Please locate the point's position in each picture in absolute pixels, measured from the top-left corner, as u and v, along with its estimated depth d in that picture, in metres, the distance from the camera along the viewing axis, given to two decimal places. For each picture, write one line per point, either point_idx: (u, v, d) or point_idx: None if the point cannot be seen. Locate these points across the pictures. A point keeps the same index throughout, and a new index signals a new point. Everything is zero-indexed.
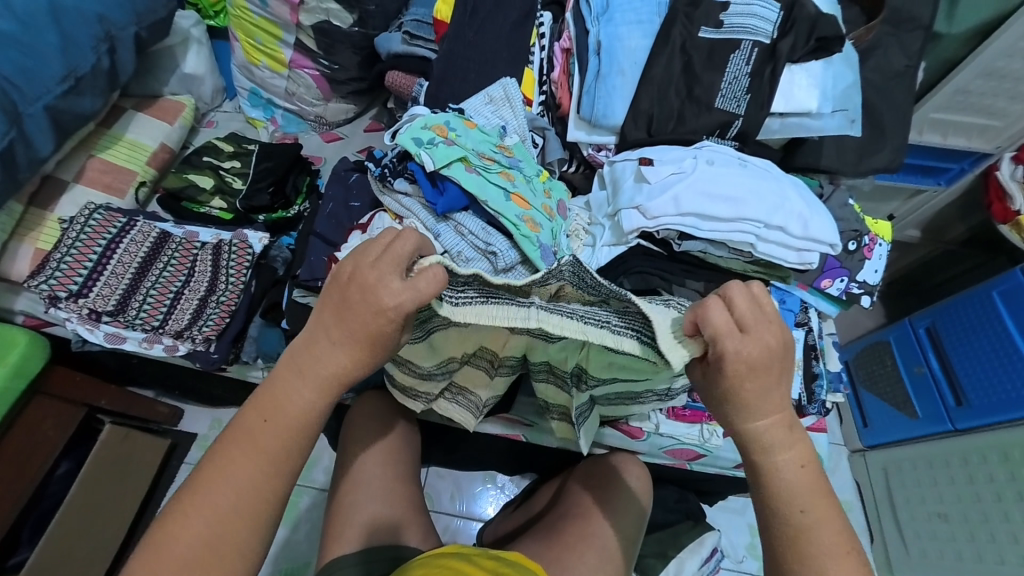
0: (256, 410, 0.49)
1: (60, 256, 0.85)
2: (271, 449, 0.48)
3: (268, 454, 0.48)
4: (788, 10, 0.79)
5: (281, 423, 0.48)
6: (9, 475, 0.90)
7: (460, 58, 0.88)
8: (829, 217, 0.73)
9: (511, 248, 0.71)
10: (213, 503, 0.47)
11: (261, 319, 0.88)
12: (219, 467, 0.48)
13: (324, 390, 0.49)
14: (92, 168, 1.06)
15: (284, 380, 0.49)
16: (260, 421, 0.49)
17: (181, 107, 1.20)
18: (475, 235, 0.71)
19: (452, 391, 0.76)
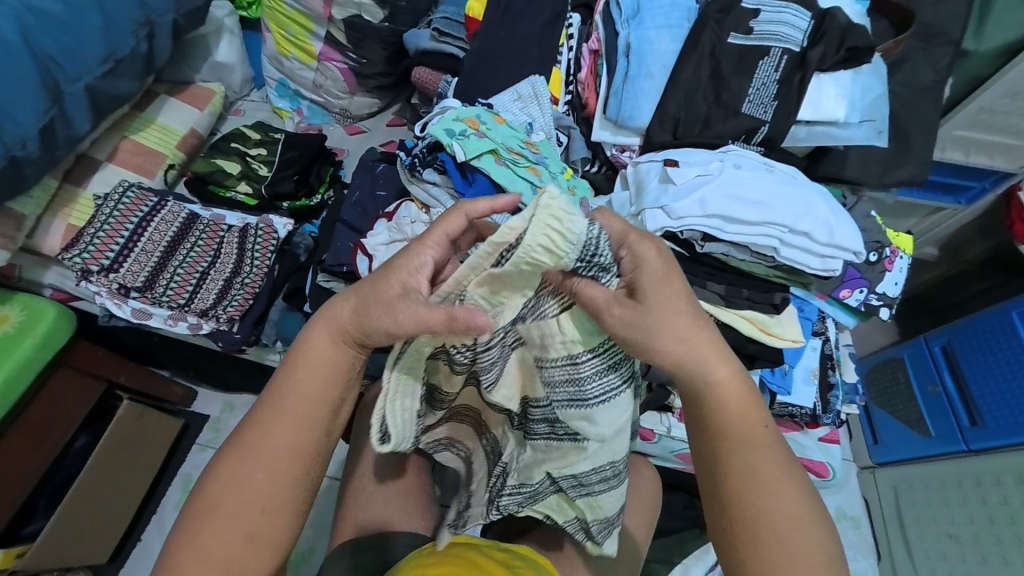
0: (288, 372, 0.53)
1: (93, 231, 0.87)
2: (306, 396, 0.53)
3: (301, 400, 0.52)
4: (818, 20, 0.80)
5: (309, 372, 0.53)
6: (29, 445, 0.92)
7: (490, 56, 0.89)
8: (854, 226, 0.73)
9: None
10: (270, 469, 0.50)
11: (283, 303, 0.90)
12: (263, 421, 0.52)
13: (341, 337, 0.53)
14: (124, 150, 1.08)
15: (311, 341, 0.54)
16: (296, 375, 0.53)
17: (211, 94, 1.23)
18: None
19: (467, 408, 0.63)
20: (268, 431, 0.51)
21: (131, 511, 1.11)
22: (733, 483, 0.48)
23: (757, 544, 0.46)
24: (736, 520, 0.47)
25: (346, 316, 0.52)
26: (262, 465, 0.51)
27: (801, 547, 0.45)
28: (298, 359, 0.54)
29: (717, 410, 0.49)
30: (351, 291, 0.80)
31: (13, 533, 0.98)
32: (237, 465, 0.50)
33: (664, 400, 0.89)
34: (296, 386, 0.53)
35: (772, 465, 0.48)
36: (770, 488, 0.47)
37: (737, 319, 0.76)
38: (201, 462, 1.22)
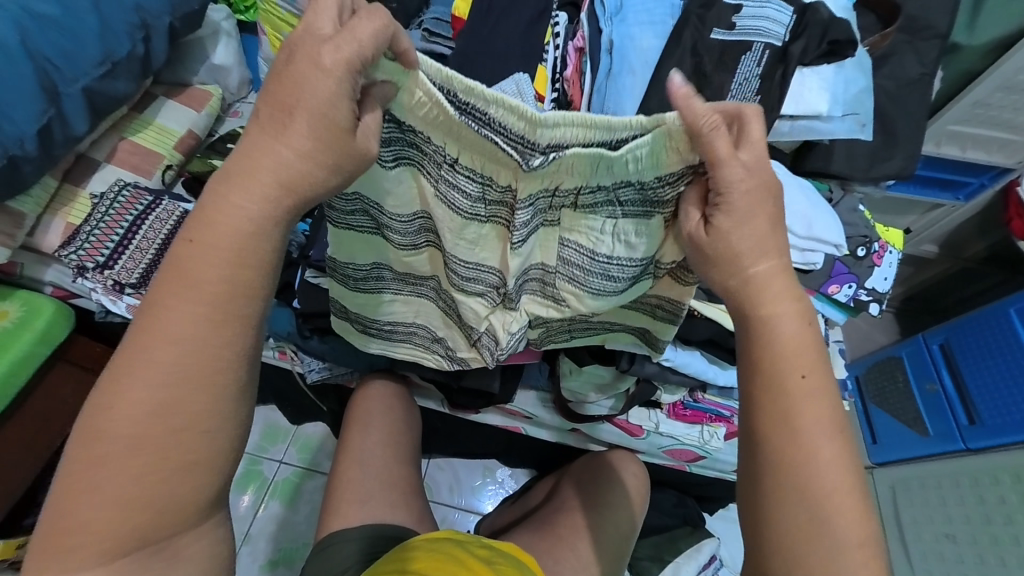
0: (190, 255, 0.44)
1: (89, 229, 0.89)
2: (223, 278, 0.44)
3: (219, 284, 0.44)
4: (800, 14, 0.80)
5: (227, 246, 0.44)
6: (28, 438, 0.94)
7: (475, 54, 0.90)
8: (833, 218, 0.71)
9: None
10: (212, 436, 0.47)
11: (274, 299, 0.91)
12: (165, 309, 0.44)
13: (271, 202, 0.44)
14: (122, 150, 1.11)
15: (224, 206, 0.44)
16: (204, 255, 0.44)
17: (208, 96, 1.26)
18: None
19: (399, 283, 0.66)
20: (177, 326, 0.44)
21: None
22: (786, 438, 0.45)
23: (807, 501, 0.44)
24: (787, 476, 0.45)
25: (281, 166, 0.43)
26: (170, 375, 0.44)
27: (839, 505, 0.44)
28: (206, 235, 0.44)
29: (768, 353, 0.46)
30: None
31: (12, 524, 1.00)
32: (129, 378, 0.43)
33: (651, 396, 0.88)
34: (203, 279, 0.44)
35: (815, 414, 0.45)
36: (812, 438, 0.45)
37: (719, 314, 0.76)
38: None
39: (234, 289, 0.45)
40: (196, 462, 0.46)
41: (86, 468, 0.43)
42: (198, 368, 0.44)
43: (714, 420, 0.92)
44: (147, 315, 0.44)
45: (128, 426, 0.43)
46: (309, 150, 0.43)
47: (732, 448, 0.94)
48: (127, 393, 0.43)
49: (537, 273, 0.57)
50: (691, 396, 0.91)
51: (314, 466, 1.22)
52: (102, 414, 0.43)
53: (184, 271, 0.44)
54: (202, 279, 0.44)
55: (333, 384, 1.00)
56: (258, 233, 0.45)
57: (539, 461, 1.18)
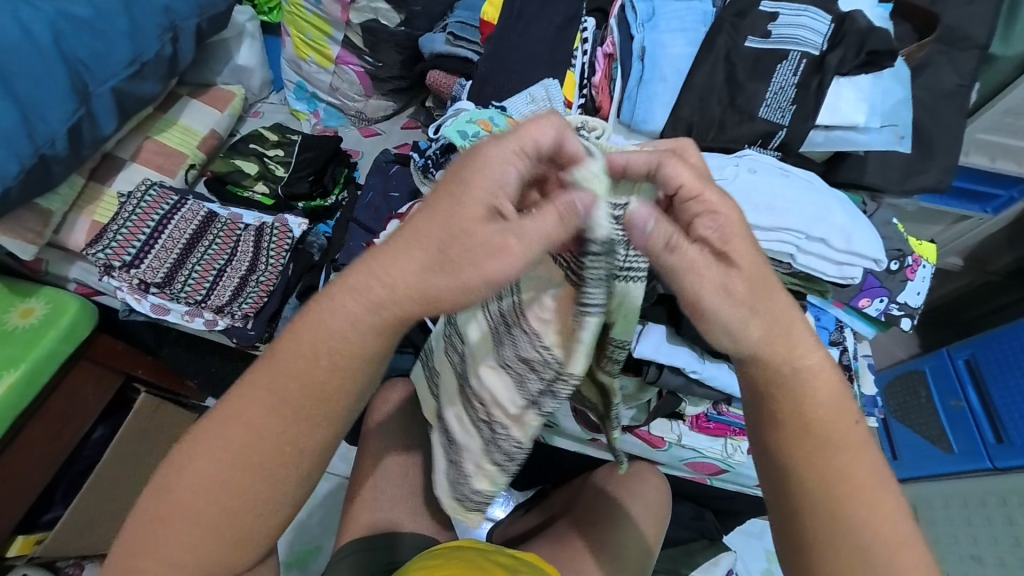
0: (288, 351, 0.43)
1: (117, 228, 0.90)
2: (305, 383, 0.43)
3: (302, 391, 0.43)
4: (838, 23, 0.79)
5: (318, 352, 0.42)
6: (51, 435, 0.94)
7: (503, 60, 0.90)
8: (874, 234, 0.68)
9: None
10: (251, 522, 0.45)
11: (297, 301, 0.91)
12: (247, 396, 0.43)
13: (373, 314, 0.42)
14: (147, 150, 1.12)
15: (331, 309, 0.42)
16: (298, 350, 0.43)
17: (231, 97, 1.26)
18: None
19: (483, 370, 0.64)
20: (247, 414, 0.43)
21: None
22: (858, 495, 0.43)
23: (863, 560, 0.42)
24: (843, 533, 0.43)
25: (396, 283, 0.41)
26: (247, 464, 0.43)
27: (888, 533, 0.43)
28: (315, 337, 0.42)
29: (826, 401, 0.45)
30: None
31: (32, 520, 1.01)
32: (194, 453, 0.43)
33: (675, 408, 0.86)
34: (290, 375, 0.43)
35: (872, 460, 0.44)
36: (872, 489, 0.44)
37: None
38: None
39: (326, 390, 0.43)
40: (248, 539, 0.45)
41: (153, 531, 0.43)
42: (265, 459, 0.43)
43: (737, 433, 0.90)
44: (230, 402, 0.44)
45: (188, 494, 0.43)
46: (422, 264, 0.40)
47: (755, 462, 0.92)
48: (188, 471, 0.43)
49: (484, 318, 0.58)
50: (714, 409, 0.89)
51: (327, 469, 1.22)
52: (165, 487, 0.43)
53: (278, 366, 0.43)
54: (291, 375, 0.43)
55: None
56: (361, 341, 0.42)
57: (552, 477, 1.14)
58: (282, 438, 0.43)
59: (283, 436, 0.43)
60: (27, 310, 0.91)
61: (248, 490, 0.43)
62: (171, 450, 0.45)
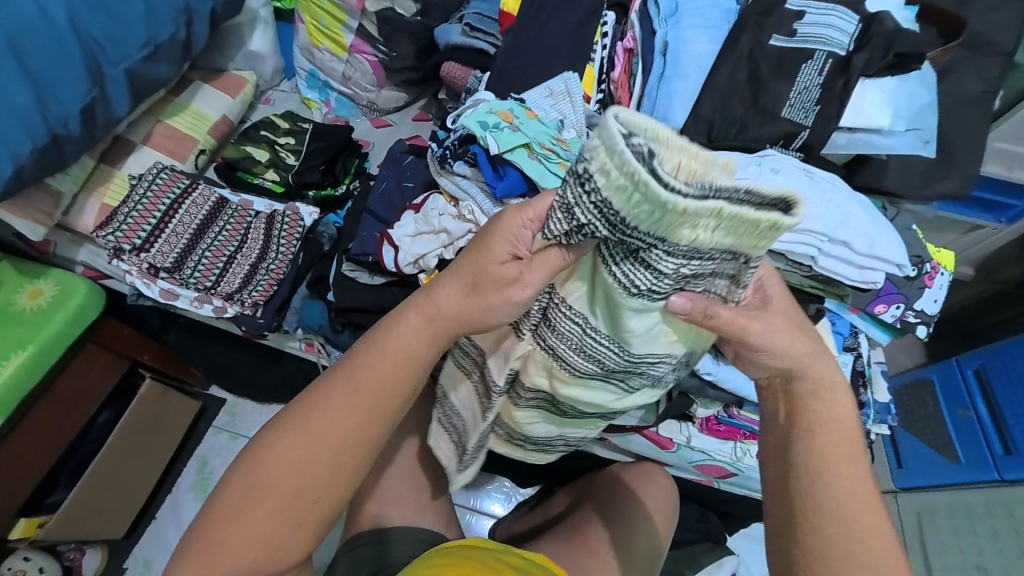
0: (362, 356, 0.55)
1: (127, 211, 0.89)
2: (376, 383, 0.54)
3: (374, 389, 0.54)
4: (866, 24, 0.78)
5: (393, 360, 0.54)
6: (57, 418, 0.94)
7: (522, 52, 0.89)
8: (897, 238, 0.67)
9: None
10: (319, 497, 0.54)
11: (307, 291, 0.90)
12: (327, 394, 0.54)
13: (433, 331, 0.53)
14: (158, 134, 1.11)
15: (398, 328, 0.54)
16: (372, 355, 0.54)
17: (243, 83, 1.25)
18: None
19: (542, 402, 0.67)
20: (329, 409, 0.53)
21: (150, 486, 1.13)
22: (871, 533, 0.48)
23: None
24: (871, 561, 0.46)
25: (443, 306, 0.52)
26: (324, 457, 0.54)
27: (883, 552, 0.45)
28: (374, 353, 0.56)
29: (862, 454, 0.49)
30: (377, 281, 0.80)
31: (36, 503, 1.00)
32: (284, 437, 0.53)
33: (685, 409, 0.86)
34: (368, 380, 0.54)
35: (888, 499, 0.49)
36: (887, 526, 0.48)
37: None
38: (216, 444, 1.23)
39: (391, 385, 0.54)
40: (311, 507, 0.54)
41: (238, 502, 0.52)
42: (342, 446, 0.53)
43: (746, 436, 0.89)
44: (312, 395, 0.55)
45: (276, 470, 0.53)
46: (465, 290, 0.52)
47: None
48: (278, 451, 0.53)
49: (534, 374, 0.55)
50: (725, 411, 0.88)
51: None
52: (255, 464, 0.53)
53: (356, 370, 0.54)
54: (364, 377, 0.53)
55: None
56: (423, 349, 0.54)
57: (560, 475, 1.12)
58: (358, 429, 0.54)
59: (356, 427, 0.53)
60: (35, 291, 0.91)
61: (315, 476, 0.53)
62: (265, 432, 0.55)
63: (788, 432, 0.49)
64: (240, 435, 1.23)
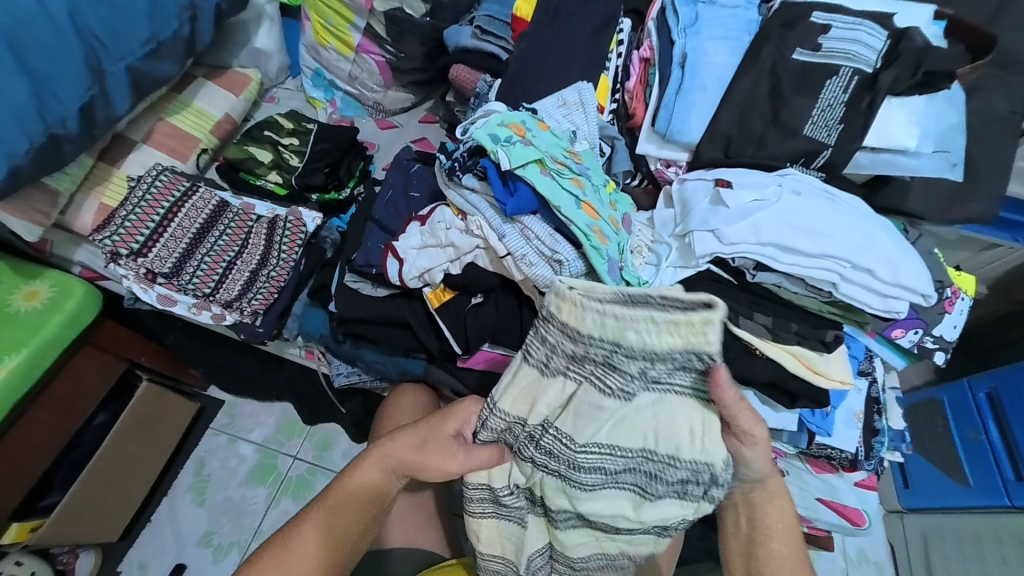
0: (334, 493, 0.61)
1: (125, 213, 0.87)
2: (351, 519, 0.60)
3: (348, 524, 0.60)
4: (894, 40, 0.75)
5: (364, 499, 0.61)
6: (51, 421, 0.92)
7: (535, 60, 0.86)
8: (922, 265, 0.65)
9: (577, 260, 0.64)
10: None
11: (307, 299, 0.87)
12: (298, 530, 0.59)
13: (392, 473, 0.62)
14: (159, 132, 1.08)
15: (364, 468, 0.62)
16: (343, 492, 0.61)
17: (248, 81, 1.23)
18: (541, 240, 0.65)
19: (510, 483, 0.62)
20: (299, 550, 0.57)
21: (145, 489, 1.11)
22: None
23: None
24: None
25: (394, 455, 0.62)
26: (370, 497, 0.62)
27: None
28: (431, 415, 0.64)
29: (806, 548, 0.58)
30: (380, 293, 0.77)
31: (29, 505, 0.99)
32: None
33: None
34: (344, 510, 0.60)
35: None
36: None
37: (783, 354, 0.67)
38: (214, 446, 1.21)
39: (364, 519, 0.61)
40: None
41: None
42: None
43: None
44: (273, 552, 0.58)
45: None
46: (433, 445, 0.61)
47: None
48: None
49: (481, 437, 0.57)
50: None
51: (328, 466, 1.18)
52: None
53: (330, 502, 0.61)
54: (340, 514, 0.60)
55: (362, 389, 0.94)
56: (388, 481, 0.62)
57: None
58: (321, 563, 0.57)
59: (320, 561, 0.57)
60: (31, 292, 0.89)
61: None
62: None
63: (756, 529, 0.58)
64: (238, 437, 1.21)
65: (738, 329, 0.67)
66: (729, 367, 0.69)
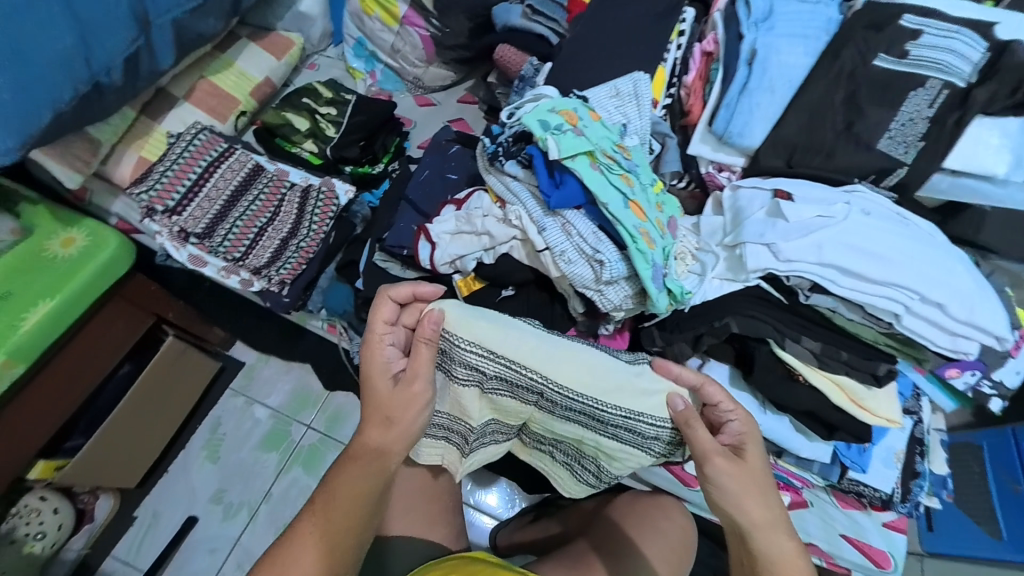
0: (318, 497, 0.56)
1: (163, 169, 0.86)
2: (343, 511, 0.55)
3: (344, 515, 0.55)
4: (995, 53, 0.67)
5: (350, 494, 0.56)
6: (78, 367, 0.94)
7: (590, 45, 0.81)
8: (998, 305, 0.60)
9: (620, 261, 0.61)
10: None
11: (334, 273, 0.87)
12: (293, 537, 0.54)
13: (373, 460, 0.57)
14: (200, 90, 1.08)
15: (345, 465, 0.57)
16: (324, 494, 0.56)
17: (290, 45, 1.21)
18: (583, 238, 0.61)
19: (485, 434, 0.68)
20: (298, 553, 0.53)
21: (163, 442, 1.14)
22: None
23: None
24: None
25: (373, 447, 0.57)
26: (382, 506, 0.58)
27: None
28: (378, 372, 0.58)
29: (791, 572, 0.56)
30: (408, 275, 0.76)
31: (54, 446, 1.02)
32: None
33: None
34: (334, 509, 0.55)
35: None
36: None
37: (826, 383, 0.64)
38: (231, 407, 1.23)
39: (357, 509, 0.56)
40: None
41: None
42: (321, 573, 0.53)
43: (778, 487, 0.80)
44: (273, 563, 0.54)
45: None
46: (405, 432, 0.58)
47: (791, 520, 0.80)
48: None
49: (470, 349, 0.57)
50: None
51: (338, 438, 1.19)
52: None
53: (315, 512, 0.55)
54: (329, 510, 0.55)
55: None
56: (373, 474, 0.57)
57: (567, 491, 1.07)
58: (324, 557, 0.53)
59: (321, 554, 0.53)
60: (66, 239, 0.89)
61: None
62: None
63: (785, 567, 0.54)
64: (254, 401, 1.23)
65: (782, 353, 0.63)
66: (768, 391, 0.65)
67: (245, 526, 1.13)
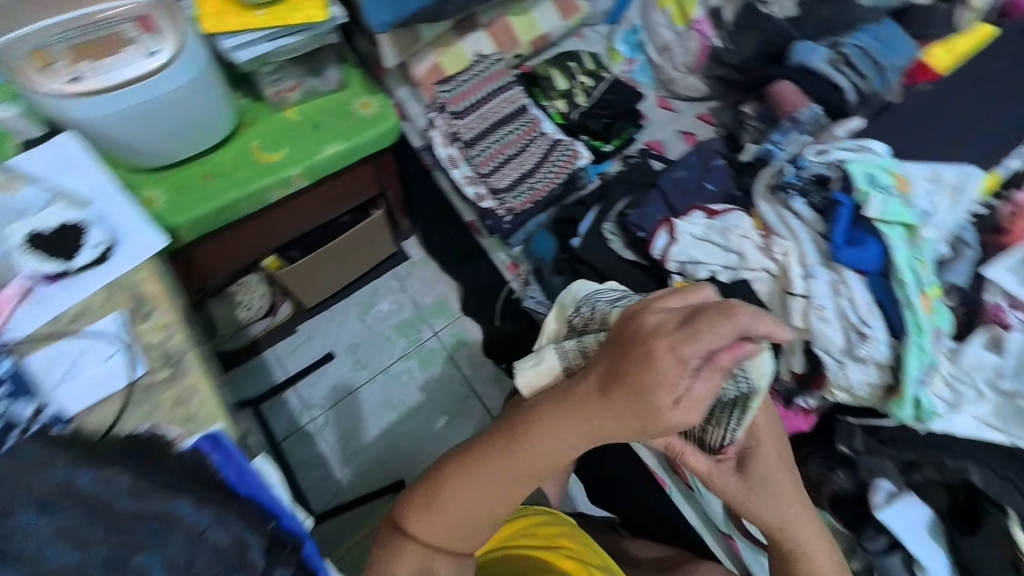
0: (522, 436, 0.52)
1: (462, 80, 1.00)
2: (536, 457, 0.52)
3: (532, 460, 0.52)
4: None
5: (543, 453, 0.52)
6: (325, 202, 1.15)
7: (907, 122, 0.78)
8: None
9: (885, 346, 0.60)
10: (468, 524, 0.55)
11: (547, 220, 0.95)
12: (484, 456, 0.54)
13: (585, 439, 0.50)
14: (499, 25, 1.23)
15: (549, 421, 0.51)
16: (526, 439, 0.52)
17: (577, 10, 1.34)
18: (855, 305, 0.61)
19: None
20: (478, 468, 0.54)
21: (334, 286, 1.36)
22: None
23: None
24: None
25: (593, 422, 0.49)
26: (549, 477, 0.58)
27: None
28: (637, 372, 0.46)
29: None
30: (626, 255, 0.79)
31: None
32: (443, 491, 0.55)
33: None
34: (536, 453, 0.52)
35: None
36: None
37: None
38: (387, 285, 1.44)
39: (550, 464, 0.53)
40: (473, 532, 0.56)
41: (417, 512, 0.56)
42: (503, 502, 0.54)
43: None
44: (456, 465, 0.55)
45: (445, 506, 0.55)
46: (621, 419, 0.48)
47: None
48: (438, 493, 0.55)
49: (735, 392, 0.54)
50: None
51: (453, 354, 1.36)
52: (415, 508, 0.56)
53: (517, 443, 0.53)
54: (538, 452, 0.52)
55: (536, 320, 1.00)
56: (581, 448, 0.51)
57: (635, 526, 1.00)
58: (509, 488, 0.54)
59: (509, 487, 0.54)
60: (365, 103, 1.10)
61: (472, 519, 0.55)
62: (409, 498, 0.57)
63: None
64: (407, 289, 1.44)
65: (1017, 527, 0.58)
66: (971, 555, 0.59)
67: (364, 381, 1.33)
